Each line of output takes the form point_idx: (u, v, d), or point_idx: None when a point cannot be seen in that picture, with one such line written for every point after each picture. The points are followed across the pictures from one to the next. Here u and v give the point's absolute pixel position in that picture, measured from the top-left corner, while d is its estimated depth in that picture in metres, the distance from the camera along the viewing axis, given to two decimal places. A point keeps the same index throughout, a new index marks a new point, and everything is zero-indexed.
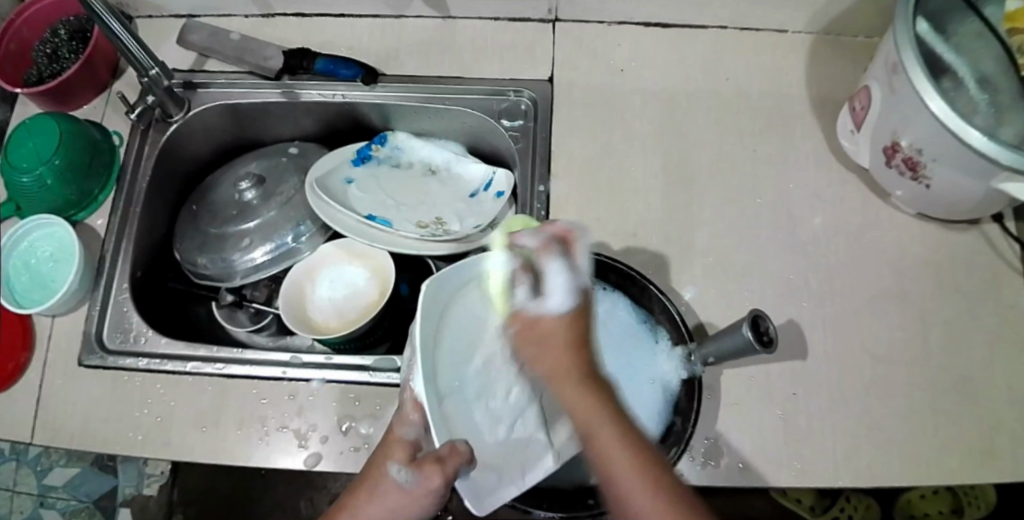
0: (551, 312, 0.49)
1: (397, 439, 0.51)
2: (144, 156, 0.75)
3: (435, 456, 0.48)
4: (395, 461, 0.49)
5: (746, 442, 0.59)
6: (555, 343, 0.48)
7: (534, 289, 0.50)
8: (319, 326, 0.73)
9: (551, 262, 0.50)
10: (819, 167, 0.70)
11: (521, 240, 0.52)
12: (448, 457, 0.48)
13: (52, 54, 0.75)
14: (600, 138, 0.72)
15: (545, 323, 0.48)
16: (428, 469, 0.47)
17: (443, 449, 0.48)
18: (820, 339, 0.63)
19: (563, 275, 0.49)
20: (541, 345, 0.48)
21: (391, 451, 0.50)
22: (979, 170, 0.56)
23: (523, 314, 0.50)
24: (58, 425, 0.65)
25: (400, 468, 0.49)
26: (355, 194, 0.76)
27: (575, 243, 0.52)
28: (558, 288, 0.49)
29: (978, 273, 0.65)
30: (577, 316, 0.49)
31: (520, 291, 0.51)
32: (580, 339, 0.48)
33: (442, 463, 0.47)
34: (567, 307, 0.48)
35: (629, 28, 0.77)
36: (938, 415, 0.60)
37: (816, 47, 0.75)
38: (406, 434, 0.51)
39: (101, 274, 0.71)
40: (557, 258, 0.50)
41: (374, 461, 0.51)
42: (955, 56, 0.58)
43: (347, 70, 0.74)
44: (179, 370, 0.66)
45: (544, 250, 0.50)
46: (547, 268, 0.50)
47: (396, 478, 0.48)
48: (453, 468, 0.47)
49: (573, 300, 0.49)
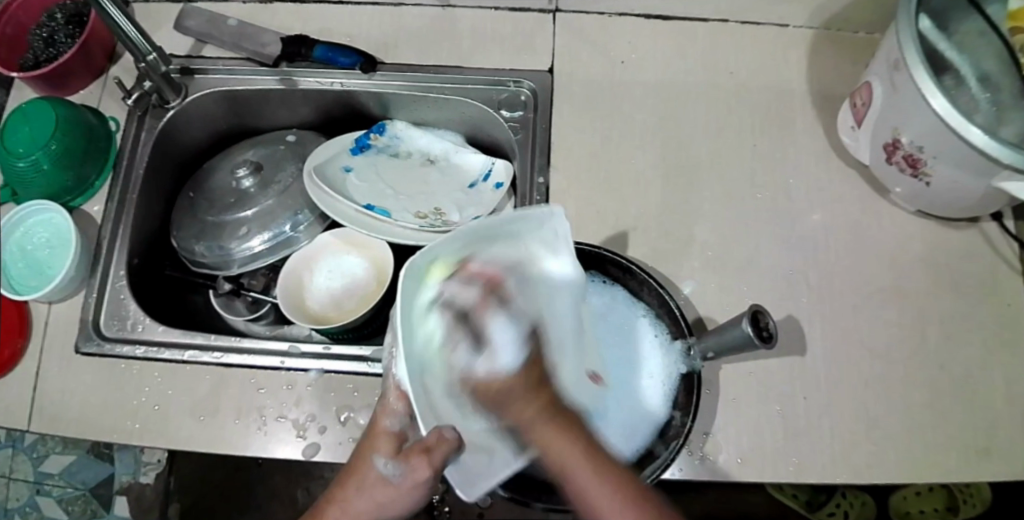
0: (504, 370, 0.49)
1: (382, 431, 0.51)
2: (141, 142, 0.75)
3: (422, 446, 0.47)
4: (381, 453, 0.50)
5: (743, 437, 0.59)
6: (517, 388, 0.47)
7: (477, 347, 0.52)
8: (317, 316, 0.72)
9: (494, 320, 0.52)
10: (820, 163, 0.70)
11: (449, 288, 0.53)
12: (435, 445, 0.47)
13: (48, 39, 0.75)
14: (600, 131, 0.72)
15: (496, 384, 0.49)
16: (415, 462, 0.47)
17: (429, 438, 0.47)
18: (818, 334, 0.63)
19: (507, 331, 0.52)
20: (503, 401, 0.48)
21: (376, 443, 0.50)
22: (979, 168, 0.55)
23: (476, 375, 0.50)
24: (55, 412, 0.65)
25: (385, 461, 0.49)
26: (354, 183, 0.76)
27: (507, 286, 0.54)
28: (505, 344, 0.51)
29: (976, 270, 0.66)
30: (531, 364, 0.49)
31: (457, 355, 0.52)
32: (537, 380, 0.48)
33: (429, 452, 0.47)
34: (515, 365, 0.49)
35: (630, 21, 0.77)
36: (933, 412, 0.60)
37: (817, 42, 0.75)
38: (391, 426, 0.51)
39: (97, 260, 0.71)
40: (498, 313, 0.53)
41: (361, 453, 0.51)
42: (956, 53, 0.58)
43: (346, 58, 0.73)
44: (178, 359, 0.66)
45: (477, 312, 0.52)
46: (490, 323, 0.52)
47: (381, 471, 0.49)
48: (440, 458, 0.46)
49: (521, 356, 0.50)
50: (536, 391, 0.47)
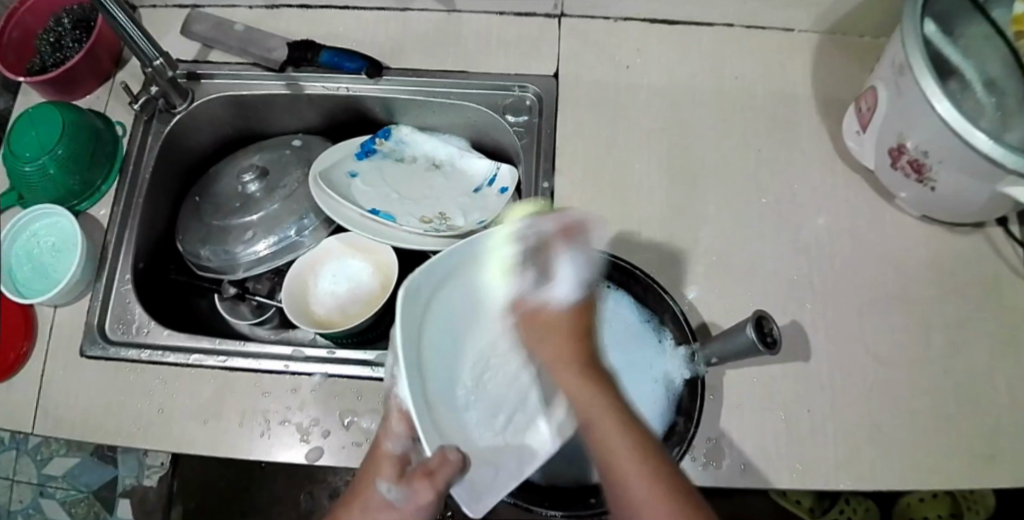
0: (557, 301, 0.52)
1: (386, 454, 0.51)
2: (147, 145, 0.75)
3: (426, 469, 0.48)
4: (384, 478, 0.50)
5: (747, 442, 0.59)
6: (556, 333, 0.51)
7: (542, 278, 0.54)
8: (322, 321, 0.72)
9: (564, 252, 0.53)
10: (824, 168, 0.70)
11: (535, 228, 0.53)
12: (438, 468, 0.48)
13: (55, 43, 0.75)
14: (605, 135, 0.72)
15: (548, 314, 0.52)
16: (418, 485, 0.47)
17: (433, 461, 0.48)
18: (822, 339, 0.63)
19: (571, 270, 0.53)
20: (545, 335, 0.52)
21: (378, 468, 0.51)
22: (984, 173, 0.55)
23: (527, 303, 0.54)
24: (60, 415, 0.65)
25: (388, 485, 0.50)
26: (360, 187, 0.76)
27: (582, 237, 0.54)
28: (565, 280, 0.53)
29: (981, 276, 0.65)
30: (580, 308, 0.53)
31: (523, 277, 0.54)
32: (580, 330, 0.52)
33: (432, 476, 0.48)
34: (570, 300, 0.52)
35: (635, 26, 0.77)
36: (938, 418, 0.60)
37: (822, 47, 0.75)
38: (394, 449, 0.52)
39: (103, 264, 0.71)
40: (570, 251, 0.54)
41: (365, 475, 0.52)
42: (961, 58, 0.58)
43: (352, 63, 0.73)
44: (183, 362, 0.66)
45: (557, 240, 0.53)
46: (558, 258, 0.53)
47: (384, 496, 0.50)
48: (443, 480, 0.47)
49: (578, 293, 0.53)
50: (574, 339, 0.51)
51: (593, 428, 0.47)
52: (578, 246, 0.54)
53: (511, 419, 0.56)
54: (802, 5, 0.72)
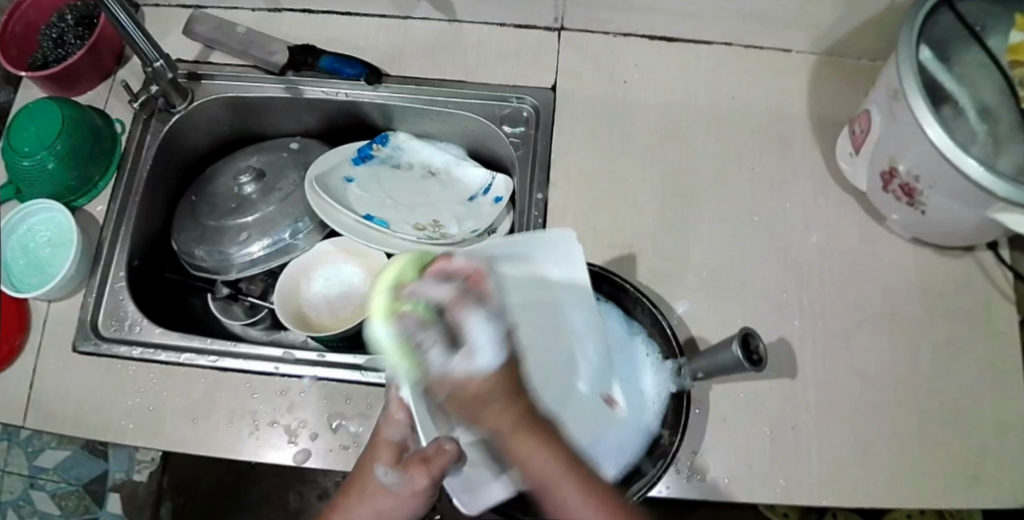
0: (481, 369, 0.44)
1: (385, 441, 0.52)
2: (144, 145, 0.76)
3: (421, 455, 0.48)
4: (381, 463, 0.51)
5: (732, 458, 0.60)
6: (496, 400, 0.43)
7: (450, 347, 0.46)
8: (314, 324, 0.73)
9: (470, 315, 0.48)
10: (817, 187, 0.71)
11: (419, 289, 0.51)
12: (434, 456, 0.48)
13: (58, 39, 0.76)
14: (600, 148, 0.72)
15: (475, 385, 0.44)
16: (414, 471, 0.48)
17: (429, 450, 0.48)
18: (810, 358, 0.63)
19: (487, 332, 0.47)
20: (483, 407, 0.43)
21: (377, 453, 0.52)
22: (974, 199, 0.56)
23: (450, 377, 0.45)
24: (49, 410, 0.65)
25: (385, 470, 0.50)
26: (355, 193, 0.77)
27: (485, 280, 0.52)
28: (484, 343, 0.46)
29: (970, 299, 0.66)
30: (509, 375, 0.45)
31: (431, 353, 0.47)
32: (517, 388, 0.45)
33: (429, 462, 0.48)
34: (496, 365, 0.45)
35: (634, 41, 0.77)
36: (923, 439, 0.60)
37: (818, 68, 0.76)
38: (392, 436, 0.52)
39: (98, 261, 0.71)
40: (476, 311, 0.48)
41: (363, 462, 0.52)
42: (955, 84, 0.59)
43: (351, 69, 0.74)
44: (173, 361, 0.67)
45: (455, 303, 0.49)
46: (468, 322, 0.47)
47: (381, 479, 0.50)
48: (439, 468, 0.47)
49: (501, 356, 0.45)
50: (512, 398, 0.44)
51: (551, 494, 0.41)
52: (487, 294, 0.51)
53: None
54: (800, 26, 0.73)
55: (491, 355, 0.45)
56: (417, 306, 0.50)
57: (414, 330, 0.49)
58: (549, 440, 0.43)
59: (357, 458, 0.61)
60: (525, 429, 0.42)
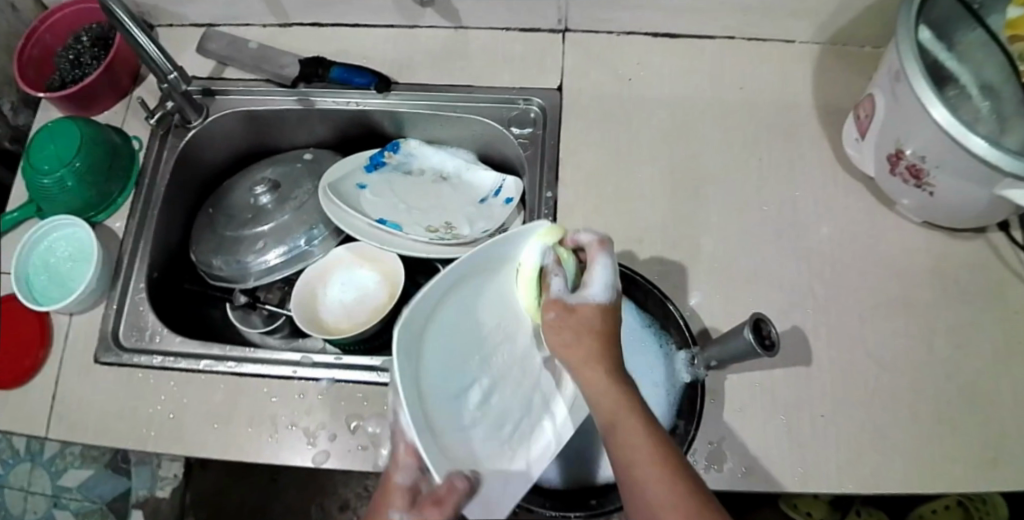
0: (593, 303, 0.50)
1: (396, 486, 0.51)
2: (162, 159, 0.78)
3: (434, 497, 0.46)
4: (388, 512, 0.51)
5: (749, 447, 0.59)
6: (588, 334, 0.50)
7: (573, 282, 0.52)
8: (331, 328, 0.74)
9: (600, 256, 0.51)
10: (825, 175, 0.71)
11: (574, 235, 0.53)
12: (446, 496, 0.46)
13: (75, 61, 0.78)
14: (607, 145, 0.73)
15: (583, 312, 0.50)
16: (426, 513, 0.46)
17: (441, 488, 0.46)
18: (824, 344, 0.63)
19: (609, 271, 0.51)
20: (577, 337, 0.50)
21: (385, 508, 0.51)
22: (981, 177, 0.56)
23: (557, 306, 0.51)
24: (73, 419, 0.67)
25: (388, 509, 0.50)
26: (368, 198, 0.78)
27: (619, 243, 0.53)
28: (602, 282, 0.51)
29: (984, 281, 0.66)
30: (613, 309, 0.51)
31: (555, 282, 0.52)
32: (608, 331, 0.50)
33: (441, 504, 0.46)
34: (606, 300, 0.50)
35: (638, 39, 0.78)
36: (941, 422, 0.60)
37: (822, 58, 0.76)
38: (403, 480, 0.51)
39: (118, 275, 0.73)
40: (606, 253, 0.51)
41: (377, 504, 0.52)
42: (956, 64, 0.59)
43: (362, 78, 0.75)
44: (193, 368, 0.68)
45: (593, 245, 0.51)
46: (595, 260, 0.51)
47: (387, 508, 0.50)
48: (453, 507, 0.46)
49: (612, 295, 0.51)
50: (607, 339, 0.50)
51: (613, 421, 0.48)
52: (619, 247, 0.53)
53: (517, 426, 0.55)
54: (801, 16, 0.73)
55: (603, 291, 0.51)
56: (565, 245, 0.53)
57: (552, 261, 0.53)
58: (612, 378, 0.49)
59: (376, 458, 0.62)
60: (604, 367, 0.49)
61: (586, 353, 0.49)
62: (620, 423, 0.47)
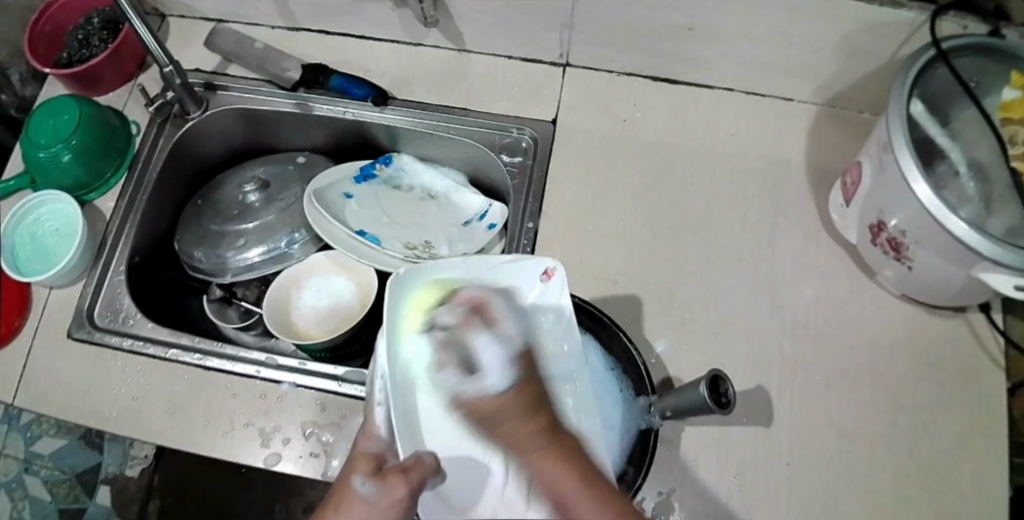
0: (491, 391, 0.51)
1: (361, 454, 0.52)
2: (157, 147, 0.79)
3: (401, 467, 0.48)
4: (359, 474, 0.50)
5: (699, 500, 0.59)
6: (506, 415, 0.50)
7: (465, 369, 0.53)
8: (300, 332, 0.74)
9: (476, 337, 0.51)
10: (807, 236, 0.71)
11: (438, 318, 0.53)
12: (412, 468, 0.48)
13: (83, 40, 0.79)
14: (594, 183, 0.73)
15: (488, 405, 0.51)
16: (391, 479, 0.48)
17: (409, 461, 0.49)
18: (787, 406, 0.63)
19: (495, 350, 0.51)
20: (494, 420, 0.51)
21: (357, 466, 0.51)
22: (960, 257, 0.55)
23: (464, 397, 0.53)
24: (36, 392, 0.67)
25: (362, 480, 0.49)
26: (353, 208, 0.78)
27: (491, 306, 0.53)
28: (492, 365, 0.51)
29: (958, 361, 0.64)
30: (520, 386, 0.50)
31: (448, 376, 0.54)
32: (535, 401, 0.50)
33: (407, 472, 0.48)
34: (505, 387, 0.50)
35: (637, 81, 0.79)
36: (896, 499, 0.59)
37: (819, 119, 0.76)
38: (370, 449, 0.53)
39: (100, 255, 0.74)
40: (483, 331, 0.52)
41: (342, 478, 0.52)
42: (948, 141, 0.58)
43: (359, 89, 0.76)
44: (161, 356, 0.68)
45: (464, 326, 0.52)
46: (474, 342, 0.51)
47: (359, 490, 0.49)
48: (417, 477, 0.48)
49: (509, 377, 0.50)
50: (534, 413, 0.50)
51: (559, 495, 0.47)
52: (494, 318, 0.53)
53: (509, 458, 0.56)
54: (800, 76, 0.73)
55: (499, 377, 0.51)
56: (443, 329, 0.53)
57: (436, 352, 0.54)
58: (553, 454, 0.48)
59: (325, 467, 0.62)
60: (541, 447, 0.49)
61: (522, 430, 0.49)
62: (572, 499, 0.46)
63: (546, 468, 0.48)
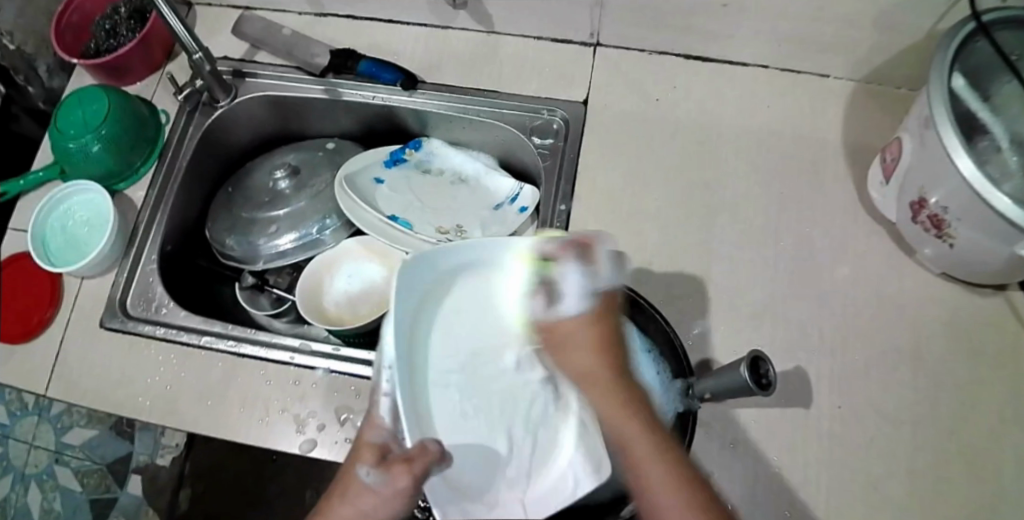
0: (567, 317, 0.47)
1: (367, 443, 0.46)
2: (186, 136, 0.79)
3: (404, 455, 0.41)
4: (364, 463, 0.44)
5: (737, 481, 0.59)
6: (581, 345, 0.46)
7: (548, 302, 0.49)
8: (331, 317, 0.75)
9: (568, 267, 0.48)
10: (844, 215, 0.70)
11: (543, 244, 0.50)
12: (417, 456, 0.41)
13: (111, 30, 0.80)
14: (626, 164, 0.73)
15: (567, 325, 0.47)
16: (395, 469, 0.41)
17: (413, 448, 0.41)
18: (824, 388, 0.62)
19: (576, 278, 0.48)
20: (568, 351, 0.47)
21: (360, 455, 0.45)
22: (1001, 234, 0.54)
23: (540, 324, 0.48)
24: (74, 381, 0.68)
25: (367, 470, 0.43)
26: (384, 193, 0.79)
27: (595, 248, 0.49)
28: (572, 293, 0.47)
29: (999, 339, 0.64)
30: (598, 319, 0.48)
31: (533, 302, 0.50)
32: (604, 341, 0.46)
33: (410, 463, 0.41)
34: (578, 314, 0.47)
35: (668, 60, 0.78)
36: (934, 478, 0.59)
37: (856, 95, 0.75)
38: (377, 436, 0.46)
39: (132, 243, 0.75)
40: (573, 263, 0.48)
41: (347, 464, 0.46)
42: (992, 115, 0.57)
43: (389, 74, 0.76)
44: (194, 343, 0.69)
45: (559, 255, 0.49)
46: (561, 273, 0.48)
47: (363, 481, 0.43)
48: (422, 468, 0.41)
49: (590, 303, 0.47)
50: (602, 352, 0.46)
51: (614, 425, 0.45)
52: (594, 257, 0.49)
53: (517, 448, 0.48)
54: (837, 51, 0.72)
55: (575, 305, 0.47)
56: (532, 258, 0.50)
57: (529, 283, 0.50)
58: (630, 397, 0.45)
59: None
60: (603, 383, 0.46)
61: (589, 366, 0.46)
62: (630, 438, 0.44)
63: (613, 414, 0.45)
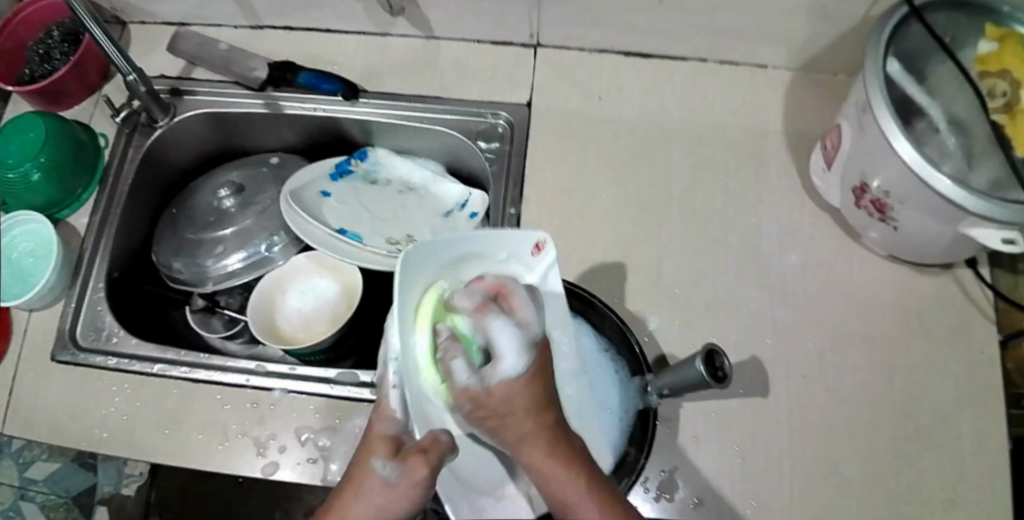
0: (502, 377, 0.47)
1: (378, 435, 0.49)
2: (127, 158, 0.77)
3: (418, 447, 0.45)
4: (378, 455, 0.47)
5: (701, 476, 0.59)
6: (518, 408, 0.46)
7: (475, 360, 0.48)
8: (285, 337, 0.73)
9: (493, 320, 0.48)
10: (792, 203, 0.70)
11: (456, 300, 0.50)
12: (430, 446, 0.45)
13: (44, 55, 0.78)
14: (575, 164, 0.72)
15: (499, 392, 0.46)
16: (410, 461, 0.45)
17: (425, 440, 0.46)
18: (783, 377, 0.62)
19: (507, 334, 0.47)
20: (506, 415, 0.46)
21: (374, 448, 0.48)
22: (944, 215, 0.55)
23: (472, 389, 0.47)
24: (25, 419, 0.66)
25: (383, 462, 0.46)
26: (332, 206, 0.77)
27: (512, 294, 0.50)
28: (508, 349, 0.47)
29: (948, 317, 0.64)
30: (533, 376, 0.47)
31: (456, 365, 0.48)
32: (540, 399, 0.47)
33: (424, 453, 0.45)
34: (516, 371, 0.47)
35: (610, 57, 0.77)
36: (894, 459, 0.59)
37: (796, 84, 0.75)
38: (387, 430, 0.50)
39: (78, 273, 0.72)
40: (498, 316, 0.48)
41: (356, 460, 0.48)
42: (928, 98, 0.57)
43: (329, 84, 0.75)
44: (146, 372, 0.67)
45: (479, 312, 0.49)
46: (491, 327, 0.48)
47: (379, 474, 0.46)
48: (437, 456, 0.45)
49: (525, 360, 0.47)
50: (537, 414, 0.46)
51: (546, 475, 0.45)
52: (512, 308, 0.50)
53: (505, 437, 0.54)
54: (774, 40, 0.72)
55: (514, 362, 0.47)
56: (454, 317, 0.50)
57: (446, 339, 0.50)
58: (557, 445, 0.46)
59: (324, 472, 0.61)
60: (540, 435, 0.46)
61: (521, 428, 0.46)
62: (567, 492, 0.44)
63: (552, 470, 0.45)
